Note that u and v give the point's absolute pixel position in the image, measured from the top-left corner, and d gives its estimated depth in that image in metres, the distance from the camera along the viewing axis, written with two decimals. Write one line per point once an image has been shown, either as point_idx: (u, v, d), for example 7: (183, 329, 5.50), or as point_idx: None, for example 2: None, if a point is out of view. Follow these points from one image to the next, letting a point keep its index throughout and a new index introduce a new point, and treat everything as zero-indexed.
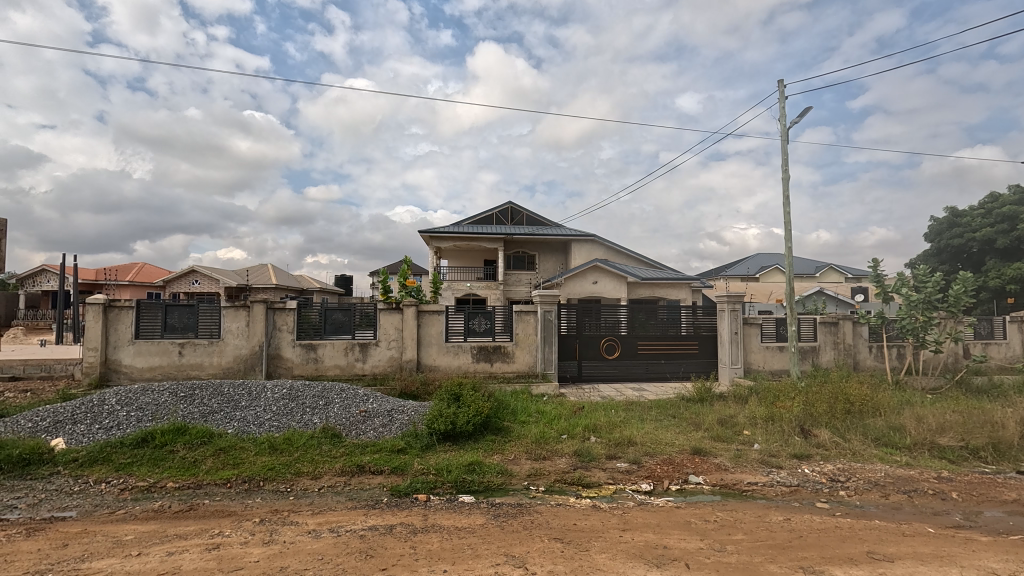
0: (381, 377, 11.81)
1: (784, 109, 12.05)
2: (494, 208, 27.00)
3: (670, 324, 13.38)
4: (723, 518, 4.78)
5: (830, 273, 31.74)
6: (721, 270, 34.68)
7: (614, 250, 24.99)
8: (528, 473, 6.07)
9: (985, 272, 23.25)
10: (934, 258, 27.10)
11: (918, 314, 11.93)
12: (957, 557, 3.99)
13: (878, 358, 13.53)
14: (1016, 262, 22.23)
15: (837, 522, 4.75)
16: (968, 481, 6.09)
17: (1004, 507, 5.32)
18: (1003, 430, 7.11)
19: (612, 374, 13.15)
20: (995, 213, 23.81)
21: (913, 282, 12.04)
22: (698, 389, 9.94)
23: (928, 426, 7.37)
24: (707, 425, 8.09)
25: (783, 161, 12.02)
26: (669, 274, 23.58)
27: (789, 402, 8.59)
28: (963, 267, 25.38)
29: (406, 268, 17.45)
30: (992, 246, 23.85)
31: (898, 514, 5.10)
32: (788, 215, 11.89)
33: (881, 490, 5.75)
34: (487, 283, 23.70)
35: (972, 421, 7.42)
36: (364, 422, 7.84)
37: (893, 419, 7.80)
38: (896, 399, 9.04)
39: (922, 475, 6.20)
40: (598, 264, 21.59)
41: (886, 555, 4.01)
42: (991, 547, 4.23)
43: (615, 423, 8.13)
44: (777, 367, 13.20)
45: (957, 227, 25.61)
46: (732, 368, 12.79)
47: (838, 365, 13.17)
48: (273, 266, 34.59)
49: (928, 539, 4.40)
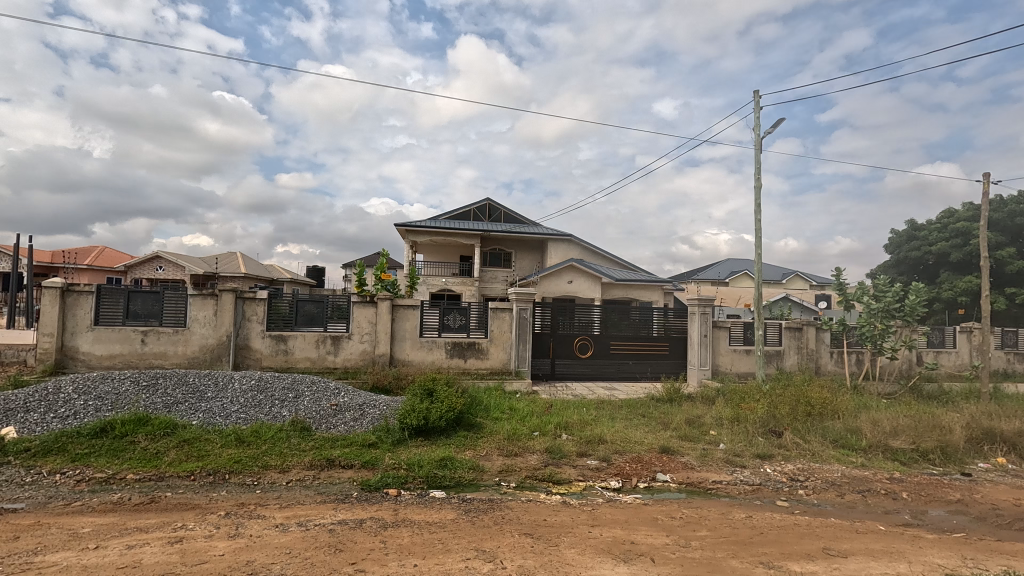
0: (353, 370, 11.65)
1: (758, 120, 12.35)
2: (472, 203, 26.89)
3: (643, 324, 13.60)
4: (689, 515, 4.91)
5: (796, 280, 32.82)
6: (693, 274, 35.33)
7: (591, 251, 25.20)
8: (499, 469, 6.09)
9: (940, 284, 24.36)
10: (893, 268, 28.27)
11: (877, 322, 12.43)
12: (905, 553, 4.21)
13: (838, 363, 14.05)
14: (968, 275, 23.37)
15: (796, 520, 4.95)
16: (918, 481, 6.41)
17: (948, 506, 5.63)
18: (950, 434, 7.49)
19: (584, 373, 13.29)
20: (950, 228, 24.92)
21: (873, 291, 12.62)
22: (668, 389, 10.11)
23: (882, 429, 7.70)
24: (675, 424, 8.26)
25: (756, 171, 12.36)
26: (643, 276, 23.94)
27: (753, 403, 8.85)
28: (919, 279, 26.61)
29: (382, 261, 17.15)
30: (946, 259, 25.00)
31: (852, 513, 5.33)
32: (758, 223, 12.23)
33: (837, 489, 6.00)
34: (462, 280, 23.60)
35: (922, 425, 7.79)
36: (335, 416, 7.73)
37: (850, 422, 8.12)
38: (854, 403, 9.41)
39: (875, 475, 6.51)
40: (574, 264, 21.74)
41: (841, 551, 4.20)
42: (935, 544, 4.48)
43: (586, 421, 8.23)
44: (744, 370, 13.56)
45: (916, 240, 26.72)
46: (700, 369, 13.11)
47: (800, 369, 13.62)
48: (242, 254, 33.63)
49: (879, 536, 4.62)
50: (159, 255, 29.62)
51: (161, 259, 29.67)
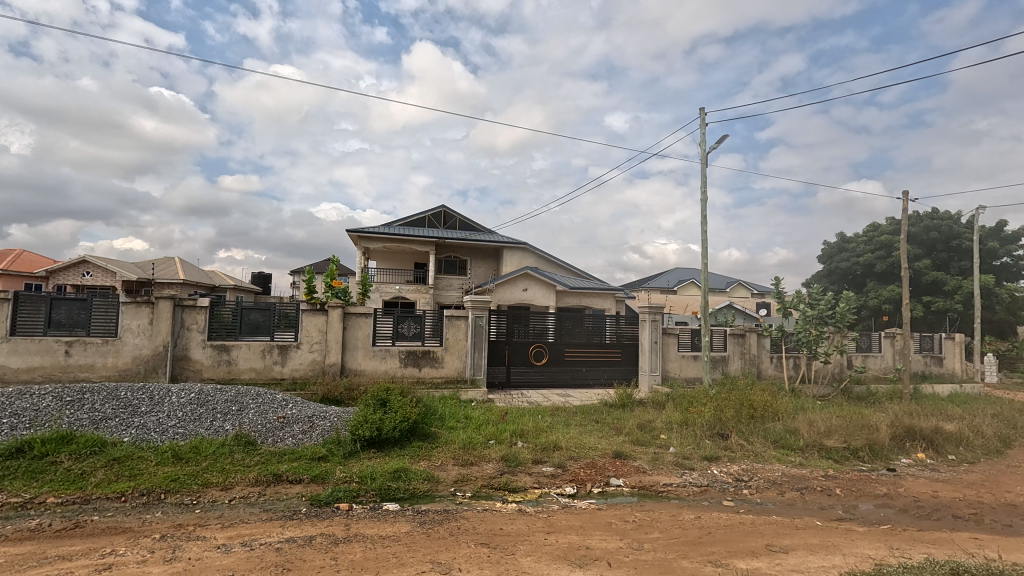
0: (302, 381, 11.23)
1: (704, 135, 12.94)
2: (427, 210, 26.65)
3: (596, 331, 13.87)
4: (641, 518, 5.02)
5: (738, 289, 34.43)
6: (644, 282, 36.38)
7: (545, 259, 25.49)
8: (455, 479, 6.02)
9: (866, 293, 26.19)
10: (825, 278, 30.17)
11: (812, 328, 13.23)
12: (839, 546, 4.47)
13: (777, 367, 14.81)
14: (891, 285, 25.25)
15: (741, 518, 5.16)
16: (850, 478, 6.84)
17: (876, 500, 6.03)
18: (876, 432, 8.06)
19: (539, 381, 13.38)
20: (875, 241, 26.89)
21: (808, 299, 13.43)
22: (620, 395, 10.33)
23: (817, 429, 8.18)
24: (627, 429, 8.44)
25: (702, 184, 12.92)
26: (596, 284, 24.44)
27: (700, 407, 9.17)
28: (848, 288, 28.54)
29: (332, 267, 16.66)
30: (872, 270, 26.94)
31: (792, 510, 5.61)
32: (704, 233, 12.77)
33: (778, 487, 6.31)
34: (416, 287, 23.29)
35: (853, 424, 8.33)
36: (282, 429, 7.41)
37: (789, 423, 8.57)
38: (792, 405, 9.95)
39: (812, 473, 6.89)
40: (529, 272, 21.91)
41: (782, 547, 4.41)
42: (865, 536, 4.78)
43: (542, 428, 8.28)
44: (692, 375, 14.05)
45: (845, 252, 28.65)
46: (651, 375, 13.48)
47: (744, 374, 14.27)
48: (181, 259, 31.82)
49: (815, 531, 4.89)
50: (86, 259, 27.55)
51: (89, 263, 27.61)
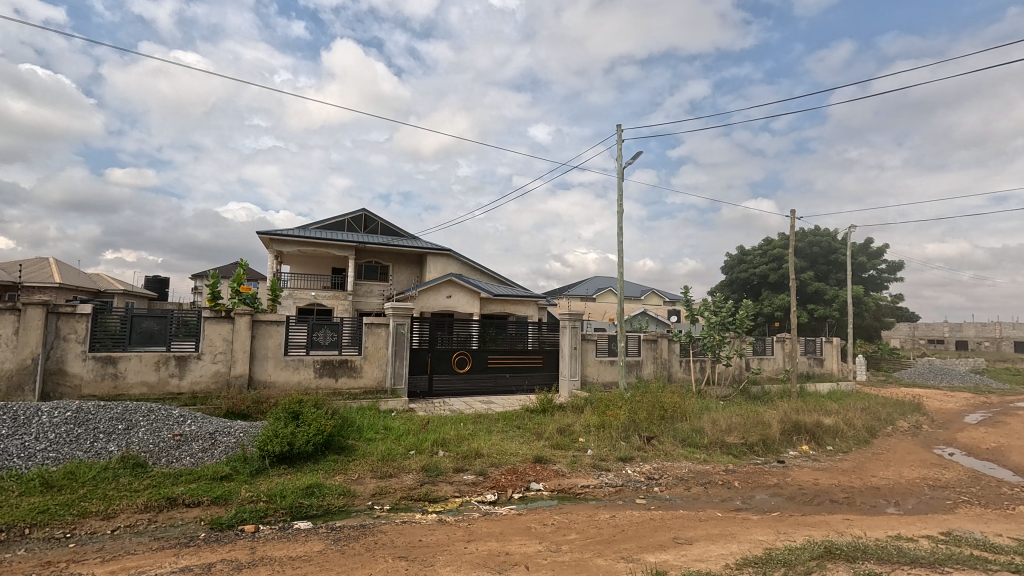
0: (203, 395, 10.33)
1: (620, 150, 13.63)
2: (346, 213, 25.67)
3: (519, 338, 14.06)
4: (560, 520, 5.14)
5: (652, 297, 36.46)
6: (565, 290, 37.45)
7: (469, 266, 25.49)
8: (372, 493, 5.81)
9: (762, 301, 28.78)
10: (727, 287, 32.79)
11: (715, 333, 14.30)
12: (736, 534, 4.85)
13: (685, 370, 15.84)
14: (782, 294, 27.95)
15: (651, 515, 5.45)
16: (747, 471, 7.47)
17: (769, 490, 6.63)
18: (769, 428, 8.87)
19: (462, 388, 13.30)
20: (768, 254, 29.67)
21: (712, 306, 14.51)
22: (541, 400, 10.51)
23: (719, 427, 8.83)
24: (547, 433, 8.61)
25: (618, 196, 13.58)
26: (519, 291, 24.79)
27: (616, 410, 9.56)
28: (746, 296, 31.21)
29: (240, 272, 15.51)
30: (766, 280, 29.68)
31: (696, 503, 6.01)
32: (620, 244, 13.41)
33: (685, 483, 6.74)
34: (334, 294, 22.33)
35: (750, 422, 9.09)
36: (178, 447, 6.76)
37: (695, 423, 9.19)
38: (698, 406, 10.68)
39: (714, 468, 7.44)
40: (452, 279, 21.77)
41: (687, 538, 4.71)
42: (758, 523, 5.23)
43: (463, 436, 8.23)
44: (609, 379, 14.65)
45: (744, 264, 31.34)
46: (571, 380, 13.87)
47: (656, 377, 15.10)
48: (56, 261, 28.14)
49: (716, 522, 5.27)
50: None
51: None
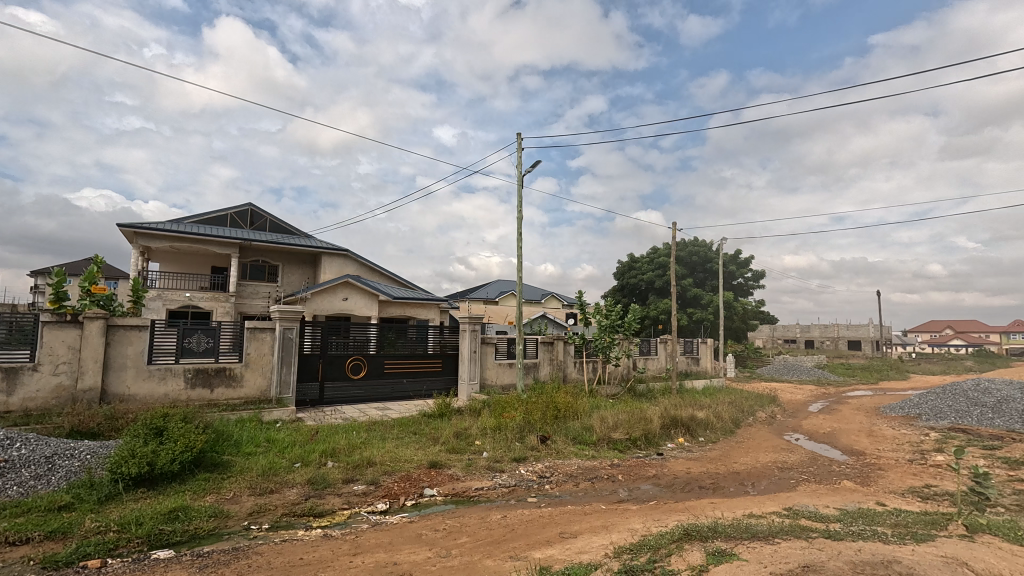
0: (41, 413, 8.84)
1: (520, 158, 13.96)
2: (229, 207, 23.51)
3: (418, 342, 13.84)
4: (451, 525, 5.15)
5: (551, 300, 37.78)
6: (467, 292, 37.51)
7: (368, 267, 24.59)
8: (249, 512, 5.37)
9: (648, 305, 31.08)
10: (618, 291, 34.97)
11: (606, 335, 15.18)
12: (616, 524, 5.20)
13: (579, 371, 16.63)
14: (666, 298, 30.41)
15: (541, 512, 5.65)
16: (630, 464, 8.03)
17: (648, 480, 7.18)
18: (650, 423, 9.62)
19: (356, 395, 12.77)
20: (655, 262, 32.14)
21: (604, 310, 15.38)
22: (439, 405, 10.41)
23: (607, 423, 9.38)
24: (444, 438, 8.54)
25: (518, 203, 13.92)
26: (420, 294, 24.40)
27: (512, 411, 9.72)
28: (635, 300, 33.52)
29: (93, 269, 13.51)
30: (652, 285, 32.11)
31: (583, 498, 6.34)
32: (519, 249, 13.74)
33: (574, 479, 7.07)
34: (213, 295, 20.34)
35: (634, 418, 9.77)
36: (2, 476, 5.73)
37: (585, 421, 9.67)
38: (589, 404, 11.25)
39: (601, 464, 7.89)
40: (349, 281, 20.84)
41: (572, 532, 4.95)
42: (636, 512, 5.65)
43: (355, 445, 7.91)
44: (507, 382, 14.93)
45: (633, 270, 33.62)
46: (470, 384, 13.92)
47: (552, 378, 15.67)
48: None
49: (600, 514, 5.60)
50: None
51: None
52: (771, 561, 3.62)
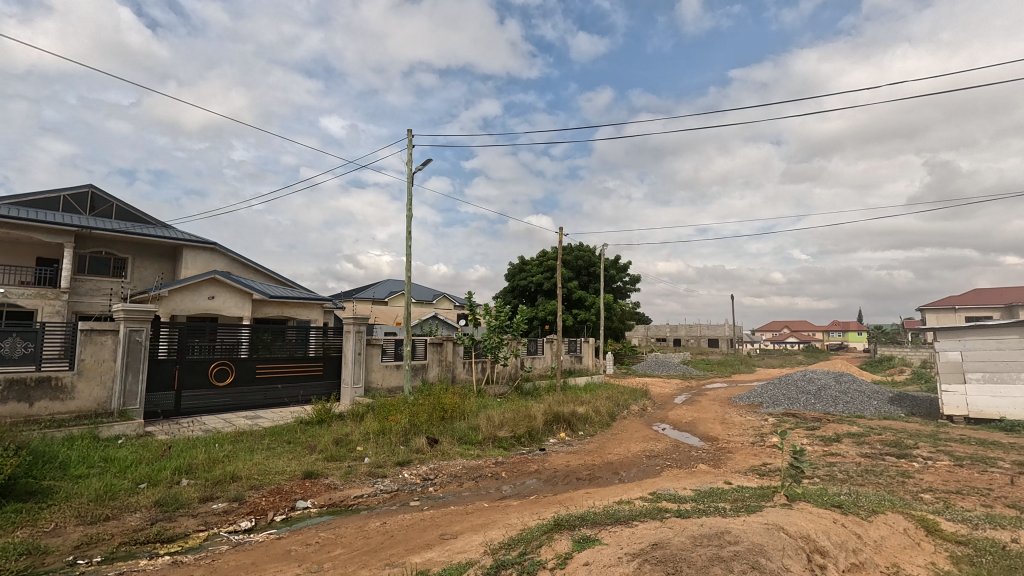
0: None
1: (411, 155, 13.69)
2: (61, 188, 20.00)
3: (297, 345, 12.94)
4: (325, 537, 4.88)
5: (442, 301, 37.51)
6: (354, 292, 35.83)
7: (240, 263, 22.44)
8: (75, 545, 4.59)
9: (537, 306, 32.21)
10: (509, 293, 35.77)
11: (495, 336, 15.43)
12: (497, 520, 5.31)
13: (468, 371, 16.72)
14: (553, 300, 31.76)
15: (422, 515, 5.58)
16: (513, 460, 8.25)
17: (529, 476, 7.43)
18: (534, 420, 9.98)
19: (221, 404, 11.56)
20: (543, 264, 33.39)
21: (493, 311, 15.62)
22: (317, 410, 9.80)
23: (493, 422, 9.54)
24: (321, 445, 8.05)
25: (408, 201, 13.62)
26: (301, 293, 22.82)
27: (397, 414, 9.42)
28: (524, 301, 34.53)
29: None
30: (541, 287, 33.33)
31: (465, 497, 6.39)
32: (409, 248, 13.45)
33: (458, 480, 7.09)
34: (38, 291, 17.17)
35: (519, 415, 10.06)
36: None
37: (472, 421, 9.74)
38: (476, 404, 11.34)
39: (485, 462, 8.01)
40: (216, 277, 18.83)
41: (452, 533, 4.96)
42: (517, 508, 5.82)
43: (217, 458, 7.15)
44: (394, 384, 14.52)
45: (523, 272, 34.62)
46: (353, 388, 13.29)
47: (440, 379, 15.54)
48: None
49: (481, 512, 5.68)
50: None
51: None
52: (629, 542, 3.94)
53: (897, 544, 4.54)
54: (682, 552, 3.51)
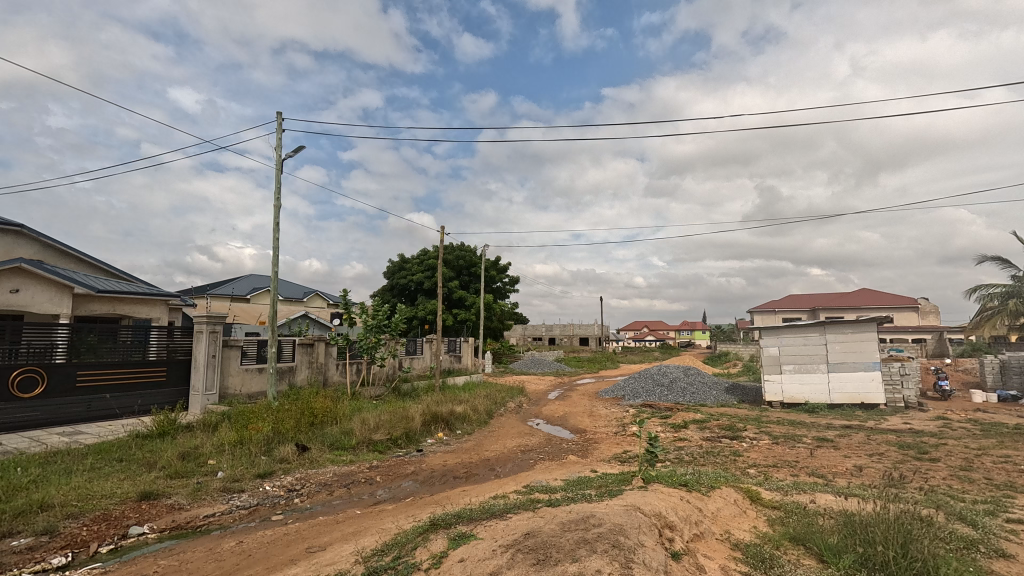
0: None
1: (280, 140, 12.61)
2: None
3: (134, 348, 11.27)
4: (166, 565, 4.28)
5: (314, 299, 35.10)
6: (208, 287, 31.96)
7: (55, 251, 18.77)
8: None
9: (417, 305, 31.65)
10: (387, 291, 34.64)
11: (372, 336, 14.82)
12: (369, 527, 5.11)
13: (341, 373, 15.85)
14: (433, 299, 31.46)
15: (286, 530, 5.17)
16: (388, 464, 8.00)
17: (406, 478, 7.28)
18: (411, 421, 9.80)
19: (26, 420, 9.50)
20: (424, 263, 32.92)
21: (370, 310, 15.00)
22: (159, 422, 8.55)
23: (367, 426, 9.16)
24: (163, 461, 7.04)
25: (276, 190, 12.53)
26: (140, 287, 19.76)
27: (259, 422, 8.56)
28: (403, 301, 33.70)
29: None
30: (421, 286, 32.83)
31: (336, 506, 6.05)
32: (276, 240, 12.36)
33: (327, 488, 6.69)
34: None
35: (396, 417, 9.79)
36: None
37: (344, 425, 9.25)
38: (350, 408, 10.79)
39: (358, 467, 7.67)
40: (22, 266, 15.53)
41: (320, 545, 4.68)
42: (391, 512, 5.66)
43: (19, 486, 5.88)
44: (255, 389, 13.23)
45: (403, 270, 33.78)
46: (205, 395, 11.83)
47: (310, 382, 14.51)
48: None
49: (352, 520, 5.43)
50: None
51: None
52: (503, 534, 4.04)
53: (729, 513, 5.26)
54: (552, 539, 3.69)
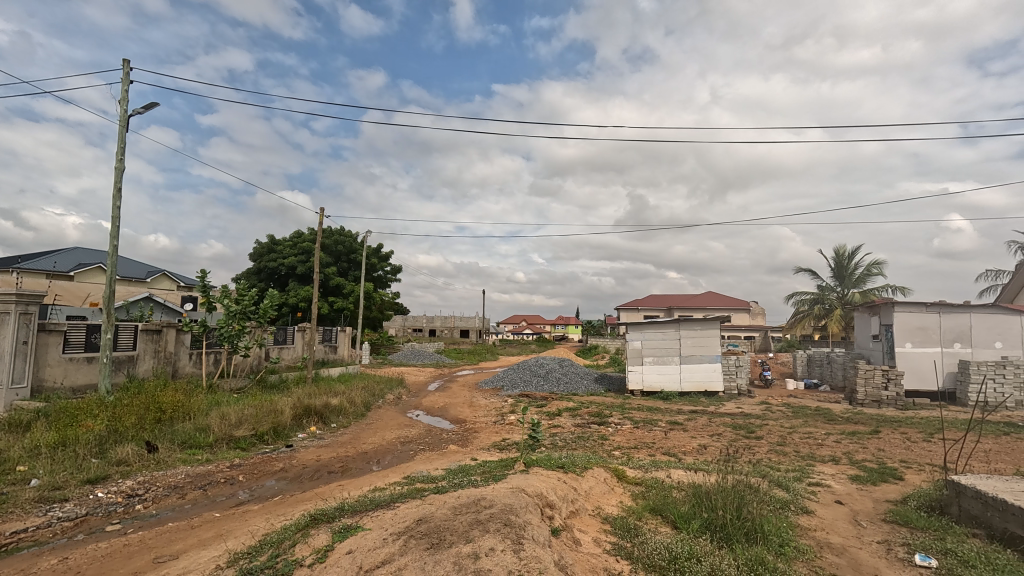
0: None
1: (126, 93, 10.81)
2: None
3: None
4: None
5: (161, 280, 30.63)
6: (16, 260, 26.22)
7: None
8: None
9: (287, 292, 29.29)
10: (253, 275, 31.53)
11: (235, 323, 13.38)
12: (233, 530, 4.65)
13: (196, 364, 14.11)
14: (306, 286, 29.35)
15: (126, 540, 4.51)
16: (253, 462, 7.37)
17: (273, 475, 6.76)
18: (281, 415, 9.11)
19: None
20: (297, 247, 30.50)
21: (233, 295, 13.53)
22: None
23: (227, 421, 8.28)
24: None
25: (119, 150, 10.75)
26: None
27: (89, 420, 7.30)
28: (272, 285, 30.99)
29: None
30: (293, 271, 30.43)
31: (189, 511, 5.42)
32: (118, 209, 10.61)
33: (179, 491, 5.96)
34: None
35: (263, 410, 9.00)
36: None
37: (199, 421, 8.27)
38: (206, 401, 9.65)
39: (217, 467, 6.94)
40: None
41: (171, 554, 4.18)
42: (257, 513, 5.22)
43: None
44: (81, 382, 11.24)
45: (272, 253, 30.99)
46: (12, 389, 9.76)
47: (155, 374, 12.70)
48: None
49: (211, 524, 4.92)
50: None
51: None
52: (389, 524, 3.95)
53: (599, 491, 5.72)
54: (444, 523, 3.72)
